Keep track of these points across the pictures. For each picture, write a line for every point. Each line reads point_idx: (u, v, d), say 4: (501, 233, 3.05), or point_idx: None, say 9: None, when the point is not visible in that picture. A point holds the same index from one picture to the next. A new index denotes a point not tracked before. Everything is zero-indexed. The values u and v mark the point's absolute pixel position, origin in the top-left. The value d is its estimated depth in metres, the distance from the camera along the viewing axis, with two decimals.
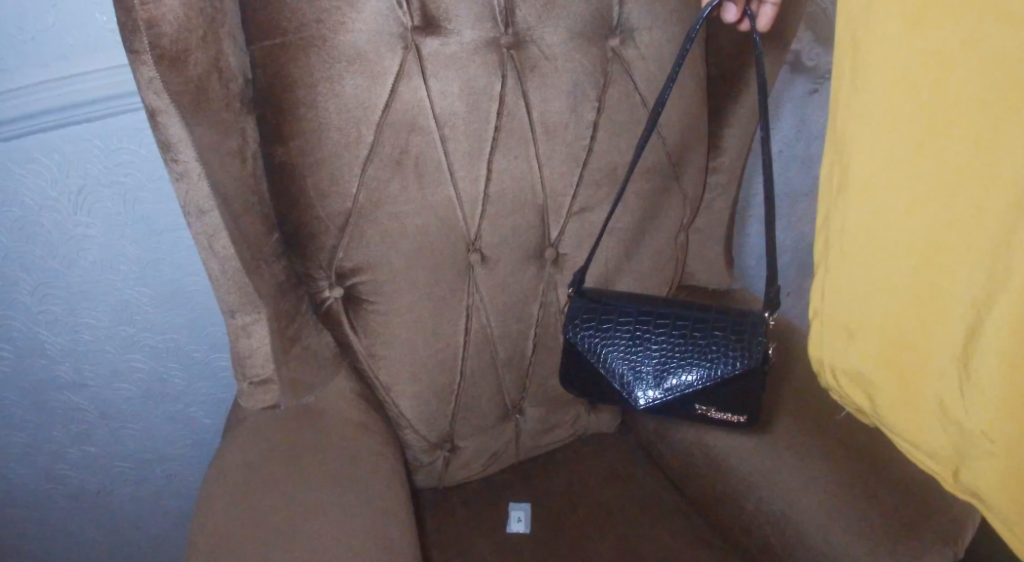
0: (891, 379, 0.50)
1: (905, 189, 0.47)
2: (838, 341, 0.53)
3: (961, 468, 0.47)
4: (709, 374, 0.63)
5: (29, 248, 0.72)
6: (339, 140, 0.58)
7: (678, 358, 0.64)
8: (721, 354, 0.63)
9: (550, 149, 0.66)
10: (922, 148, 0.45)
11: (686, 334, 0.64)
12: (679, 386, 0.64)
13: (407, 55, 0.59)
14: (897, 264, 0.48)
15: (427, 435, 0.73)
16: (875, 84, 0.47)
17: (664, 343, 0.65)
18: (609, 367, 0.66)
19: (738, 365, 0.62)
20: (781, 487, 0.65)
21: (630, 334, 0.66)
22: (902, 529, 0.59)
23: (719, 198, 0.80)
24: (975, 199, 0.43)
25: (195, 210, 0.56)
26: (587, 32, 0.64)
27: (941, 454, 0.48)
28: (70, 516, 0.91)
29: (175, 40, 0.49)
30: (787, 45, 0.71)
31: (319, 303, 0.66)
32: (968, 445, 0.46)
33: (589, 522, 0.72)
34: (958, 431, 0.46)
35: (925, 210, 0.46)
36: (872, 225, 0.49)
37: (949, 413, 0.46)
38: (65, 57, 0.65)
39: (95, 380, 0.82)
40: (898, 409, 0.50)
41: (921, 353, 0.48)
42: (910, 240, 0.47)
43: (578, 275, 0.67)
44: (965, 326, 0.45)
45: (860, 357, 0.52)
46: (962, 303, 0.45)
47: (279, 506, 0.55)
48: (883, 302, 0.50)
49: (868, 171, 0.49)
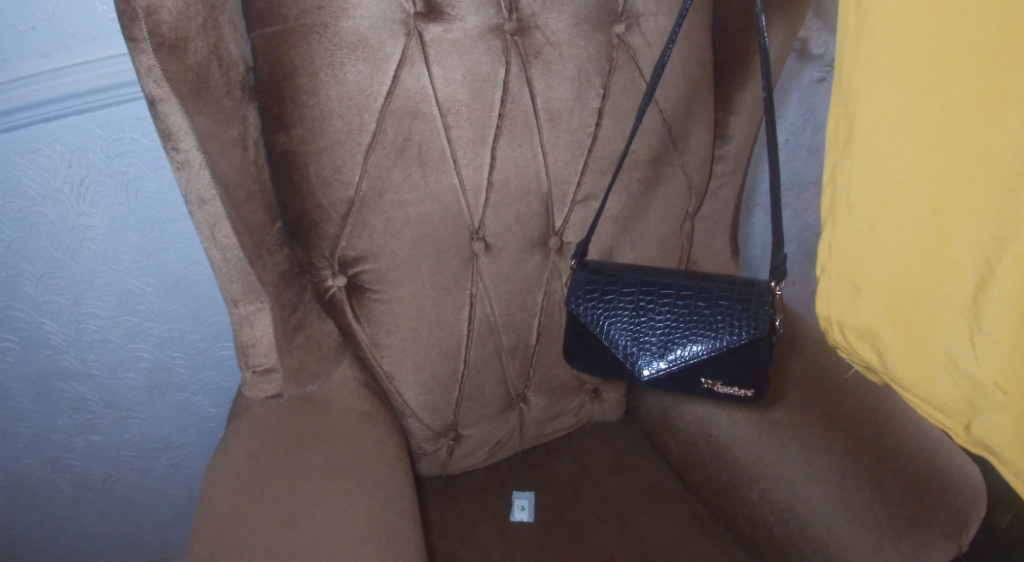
0: (896, 337, 0.45)
1: (915, 126, 0.43)
2: (840, 299, 0.48)
3: (973, 426, 0.42)
4: (714, 344, 0.62)
5: (32, 238, 0.72)
6: (342, 127, 0.58)
7: (682, 328, 0.63)
8: (727, 323, 0.62)
9: (554, 137, 0.65)
10: (933, 80, 0.42)
11: (690, 305, 0.64)
12: (683, 356, 0.63)
13: (410, 41, 0.58)
14: (904, 210, 0.44)
15: (431, 423, 0.73)
16: (876, 22, 0.44)
17: (668, 313, 0.64)
18: (612, 337, 0.65)
19: (744, 335, 0.61)
20: (784, 477, 0.66)
21: (633, 305, 0.65)
22: (907, 520, 0.58)
23: (725, 186, 0.79)
24: (991, 128, 0.39)
25: (197, 199, 0.55)
26: (593, 18, 0.63)
27: (952, 408, 0.43)
28: (76, 505, 0.92)
29: (175, 29, 0.49)
30: (793, 29, 0.70)
31: (323, 291, 0.66)
32: (980, 399, 0.41)
33: (593, 511, 0.72)
34: (970, 386, 0.41)
35: (934, 153, 0.42)
36: (878, 169, 0.45)
37: (961, 364, 0.42)
38: (65, 47, 0.65)
39: (99, 370, 0.83)
40: (904, 366, 0.45)
41: (930, 304, 0.43)
42: (919, 183, 0.43)
43: (582, 247, 0.67)
44: (980, 269, 0.40)
45: (868, 312, 0.47)
46: (972, 244, 0.41)
47: (284, 497, 0.55)
48: (893, 251, 0.45)
49: (873, 111, 0.45)
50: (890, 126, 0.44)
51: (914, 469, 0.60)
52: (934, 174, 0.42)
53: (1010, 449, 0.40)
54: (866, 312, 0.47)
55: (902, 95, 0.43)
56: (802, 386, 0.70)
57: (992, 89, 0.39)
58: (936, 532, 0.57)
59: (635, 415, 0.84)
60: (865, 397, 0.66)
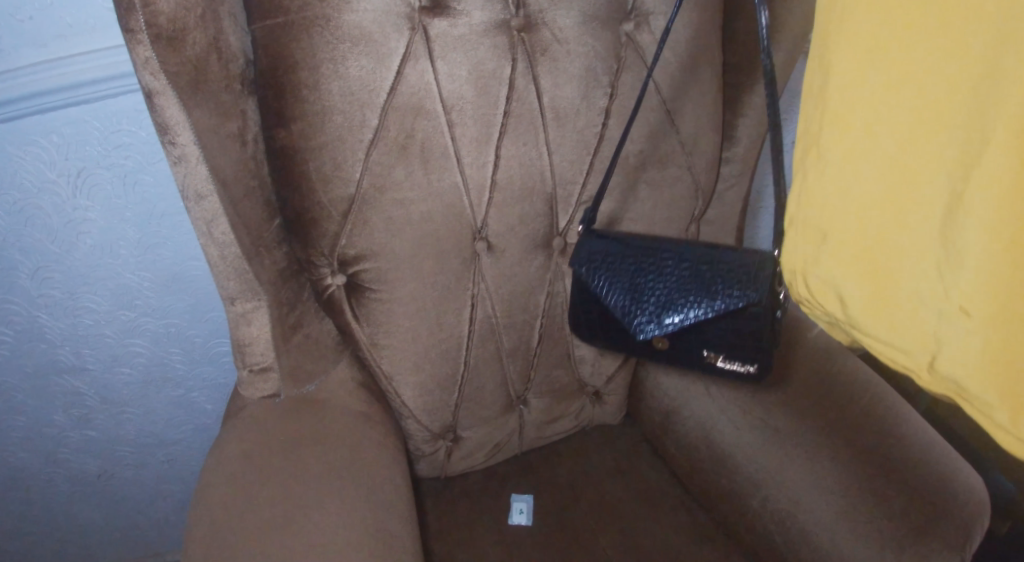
0: (859, 281, 0.46)
1: (882, 79, 0.45)
2: (806, 250, 0.50)
3: (936, 359, 0.43)
4: (712, 308, 0.61)
5: (28, 231, 0.71)
6: (343, 124, 0.56)
7: (681, 291, 0.62)
8: (725, 287, 0.61)
9: (560, 136, 0.64)
10: (899, 34, 0.44)
11: (693, 267, 0.63)
12: (681, 320, 0.62)
13: (414, 36, 0.57)
14: (869, 160, 0.46)
15: (430, 424, 0.72)
16: None
17: (667, 276, 0.63)
18: (611, 296, 0.65)
19: (741, 299, 0.60)
20: (787, 486, 0.65)
21: (634, 266, 0.65)
22: (910, 533, 0.57)
23: (731, 189, 0.78)
24: (957, 72, 0.42)
25: (194, 195, 0.53)
26: (603, 15, 0.62)
27: (915, 344, 0.43)
28: (70, 499, 0.91)
29: (172, 20, 0.47)
30: (803, 30, 0.69)
31: (322, 290, 0.64)
32: (945, 329, 0.42)
33: (592, 518, 0.71)
34: (936, 317, 0.43)
35: (901, 104, 0.44)
36: (846, 119, 0.47)
37: (924, 301, 0.43)
38: (63, 37, 0.64)
39: (95, 365, 0.82)
40: (866, 307, 0.46)
41: (894, 244, 0.45)
42: (884, 133, 0.45)
43: (587, 212, 0.65)
44: (945, 203, 0.42)
45: (833, 260, 0.47)
46: (938, 185, 0.43)
47: (280, 498, 0.54)
48: (858, 198, 0.46)
49: (846, 64, 0.47)
50: (859, 79, 0.46)
51: (920, 481, 0.59)
52: (900, 125, 0.44)
53: (973, 374, 0.41)
54: (831, 260, 0.47)
55: (870, 46, 0.45)
56: (806, 391, 0.69)
57: (951, 44, 0.42)
58: (938, 546, 0.56)
59: (636, 419, 0.83)
60: (872, 406, 0.65)
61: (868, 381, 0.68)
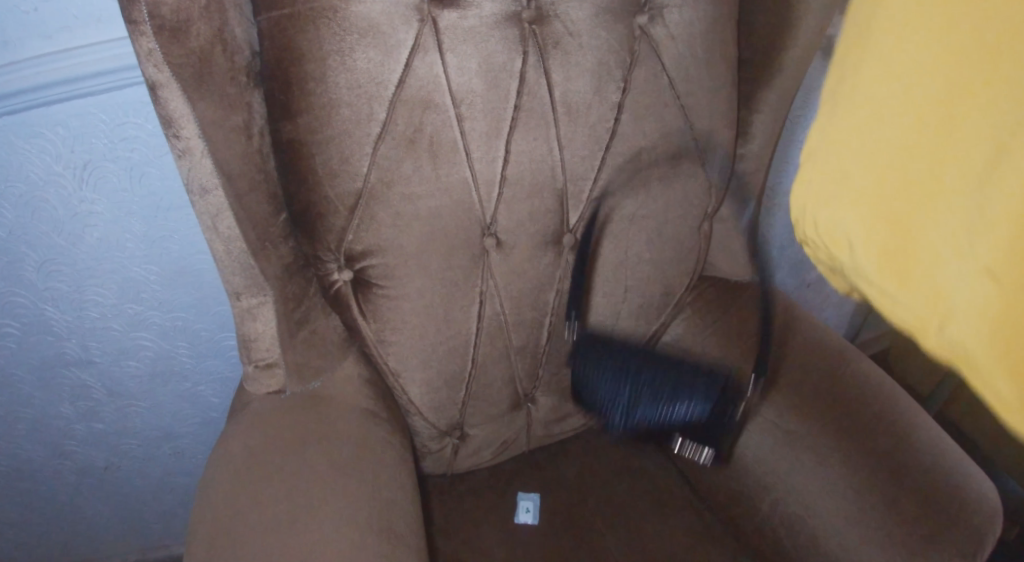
0: (875, 226, 0.42)
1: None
2: (817, 186, 0.44)
3: (945, 320, 0.40)
4: (681, 414, 0.70)
5: (34, 223, 0.70)
6: (350, 116, 0.55)
7: (656, 396, 0.70)
8: (689, 396, 0.70)
9: (571, 131, 0.63)
10: None
11: (666, 373, 0.72)
12: (649, 418, 0.71)
13: (423, 27, 0.55)
14: (904, 93, 0.40)
15: (436, 422, 0.71)
16: None
17: (646, 375, 0.72)
18: (604, 376, 0.73)
19: (700, 409, 0.70)
20: (798, 491, 0.64)
21: (619, 368, 0.73)
22: (923, 539, 0.56)
23: (745, 186, 0.76)
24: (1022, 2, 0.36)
25: (198, 189, 0.54)
26: (616, 8, 0.61)
27: (929, 300, 0.41)
28: (78, 491, 0.92)
29: (176, 11, 0.47)
30: (822, 24, 0.67)
31: (328, 285, 0.63)
32: (961, 289, 0.39)
33: (599, 518, 0.70)
34: (970, 276, 0.39)
35: (957, 31, 0.38)
36: (881, 43, 0.40)
37: (947, 251, 0.40)
38: (69, 29, 0.63)
39: (102, 358, 0.82)
40: (883, 255, 0.42)
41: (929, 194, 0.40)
42: (923, 63, 0.39)
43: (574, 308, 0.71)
44: (989, 156, 0.38)
45: (852, 202, 0.43)
46: (983, 132, 0.38)
47: (284, 496, 0.54)
48: (875, 136, 0.41)
49: None
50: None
51: (932, 486, 0.58)
52: (949, 65, 0.38)
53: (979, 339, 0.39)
54: (848, 201, 0.43)
55: None
56: (818, 393, 0.67)
57: None
58: (952, 553, 0.55)
59: None
60: (885, 410, 0.64)
61: (882, 384, 0.66)
